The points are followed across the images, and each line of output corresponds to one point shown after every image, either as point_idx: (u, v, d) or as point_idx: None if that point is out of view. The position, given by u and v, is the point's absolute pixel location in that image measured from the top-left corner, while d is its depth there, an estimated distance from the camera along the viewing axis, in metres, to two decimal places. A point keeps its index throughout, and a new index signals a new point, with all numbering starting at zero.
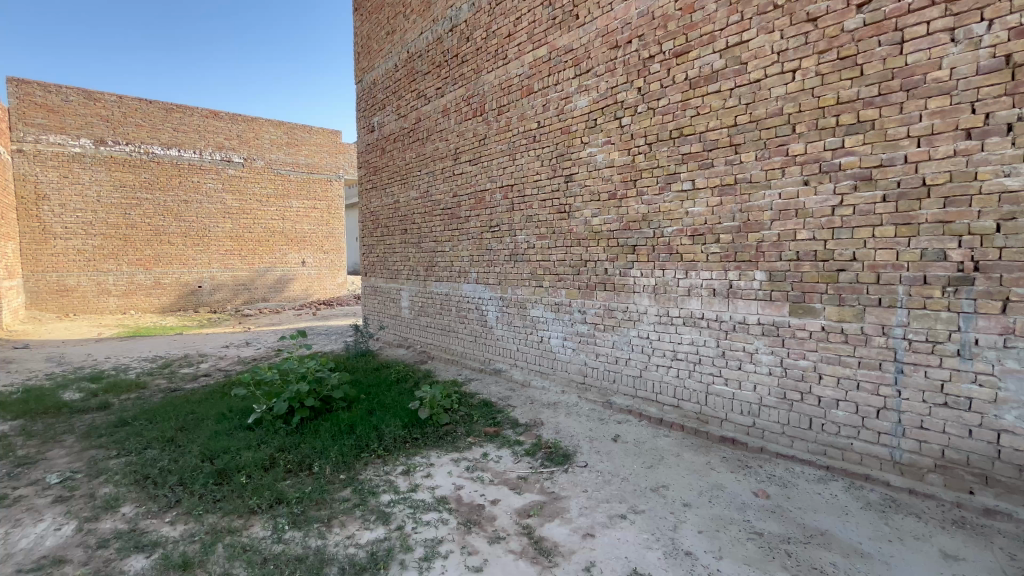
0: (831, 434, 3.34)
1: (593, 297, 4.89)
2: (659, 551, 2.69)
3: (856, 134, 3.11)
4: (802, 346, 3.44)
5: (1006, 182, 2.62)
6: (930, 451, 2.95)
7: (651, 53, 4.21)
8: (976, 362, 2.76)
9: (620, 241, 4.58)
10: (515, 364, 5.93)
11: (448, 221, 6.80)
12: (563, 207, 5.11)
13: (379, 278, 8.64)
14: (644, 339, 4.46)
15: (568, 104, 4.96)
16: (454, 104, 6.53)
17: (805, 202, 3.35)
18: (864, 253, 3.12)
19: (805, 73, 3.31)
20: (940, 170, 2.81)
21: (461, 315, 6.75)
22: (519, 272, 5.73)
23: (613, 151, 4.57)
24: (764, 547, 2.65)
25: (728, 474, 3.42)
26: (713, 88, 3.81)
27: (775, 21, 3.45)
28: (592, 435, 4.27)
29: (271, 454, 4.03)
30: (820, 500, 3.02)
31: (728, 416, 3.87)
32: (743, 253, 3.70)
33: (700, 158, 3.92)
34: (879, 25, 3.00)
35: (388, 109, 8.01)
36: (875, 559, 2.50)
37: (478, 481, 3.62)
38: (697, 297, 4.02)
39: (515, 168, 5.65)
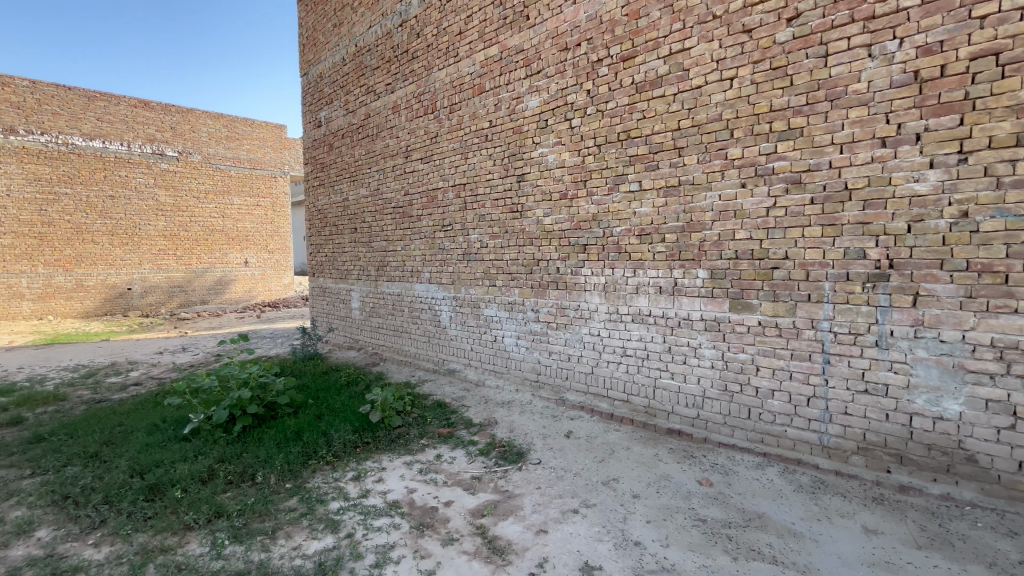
0: (767, 423, 3.54)
1: (545, 296, 4.95)
2: (610, 542, 2.76)
3: (787, 140, 3.31)
4: (741, 340, 3.63)
5: (916, 187, 2.87)
6: (853, 435, 3.19)
7: (599, 56, 4.30)
8: (892, 351, 3.01)
9: (571, 240, 4.65)
10: (469, 364, 5.90)
11: (399, 220, 6.67)
12: (515, 206, 5.13)
13: (328, 278, 8.35)
14: (595, 336, 4.56)
15: (519, 104, 4.99)
16: (405, 100, 6.42)
17: (742, 204, 3.53)
18: (795, 252, 3.33)
19: (741, 81, 3.49)
20: (860, 175, 3.05)
21: (414, 316, 6.64)
22: (473, 272, 5.71)
23: (564, 151, 4.63)
24: (707, 532, 2.78)
25: (674, 465, 3.56)
26: (657, 93, 3.94)
27: (714, 31, 3.61)
28: (545, 432, 4.32)
29: (210, 466, 3.80)
30: (758, 485, 3.20)
31: (675, 409, 4.02)
32: (687, 252, 3.85)
33: (646, 160, 4.05)
34: (807, 38, 3.20)
35: (336, 104, 7.76)
36: (806, 537, 2.68)
37: (431, 484, 3.58)
38: (644, 295, 4.16)
39: (467, 167, 5.62)
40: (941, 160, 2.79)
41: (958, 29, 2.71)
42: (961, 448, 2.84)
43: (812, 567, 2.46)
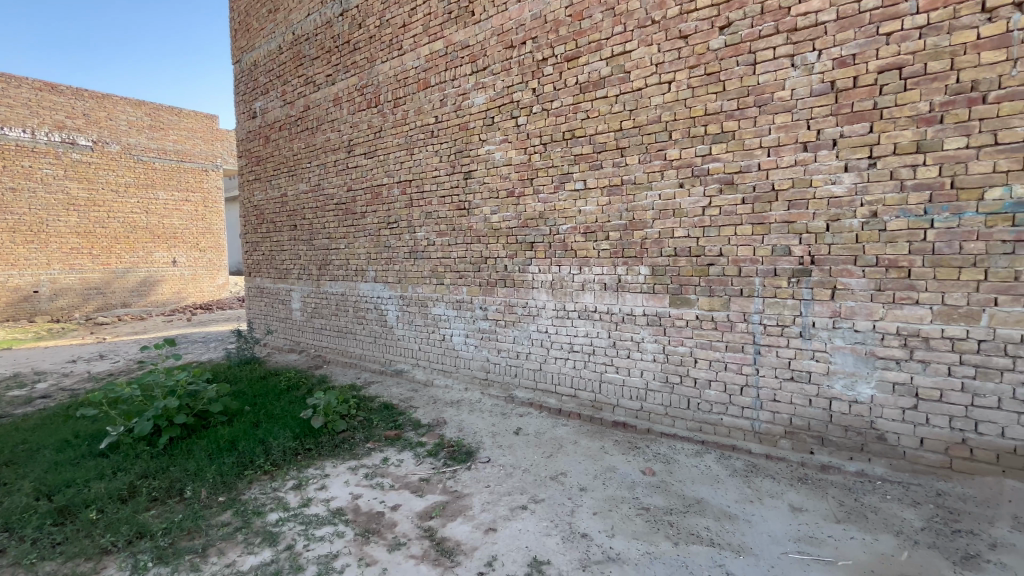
0: (705, 411, 3.72)
1: (493, 294, 4.94)
2: (558, 536, 2.79)
3: (721, 143, 3.48)
4: (680, 334, 3.79)
5: (834, 189, 3.09)
6: (781, 420, 3.41)
7: (544, 55, 4.33)
8: (814, 341, 3.25)
9: (519, 238, 4.67)
10: (417, 364, 5.80)
11: (342, 217, 6.43)
12: (462, 203, 5.08)
13: (265, 278, 7.93)
14: (543, 333, 4.60)
15: (465, 100, 4.94)
16: (346, 93, 6.19)
17: (681, 203, 3.68)
18: (728, 249, 3.51)
19: (679, 84, 3.63)
20: (785, 177, 3.25)
21: (359, 316, 6.43)
22: (420, 270, 5.61)
23: (511, 149, 4.64)
24: (651, 520, 2.88)
25: (619, 456, 3.66)
26: (600, 94, 4.02)
27: (653, 35, 3.73)
28: (495, 430, 4.31)
29: (131, 482, 3.50)
30: (697, 472, 3.35)
31: (620, 402, 4.14)
32: (630, 249, 3.97)
33: (590, 159, 4.13)
34: (737, 47, 3.38)
35: (272, 94, 7.36)
36: (740, 519, 2.84)
37: (378, 488, 3.48)
38: (590, 291, 4.24)
39: (413, 163, 5.50)
40: (854, 164, 3.02)
41: (867, 43, 2.94)
42: (873, 428, 3.10)
43: (745, 546, 2.61)
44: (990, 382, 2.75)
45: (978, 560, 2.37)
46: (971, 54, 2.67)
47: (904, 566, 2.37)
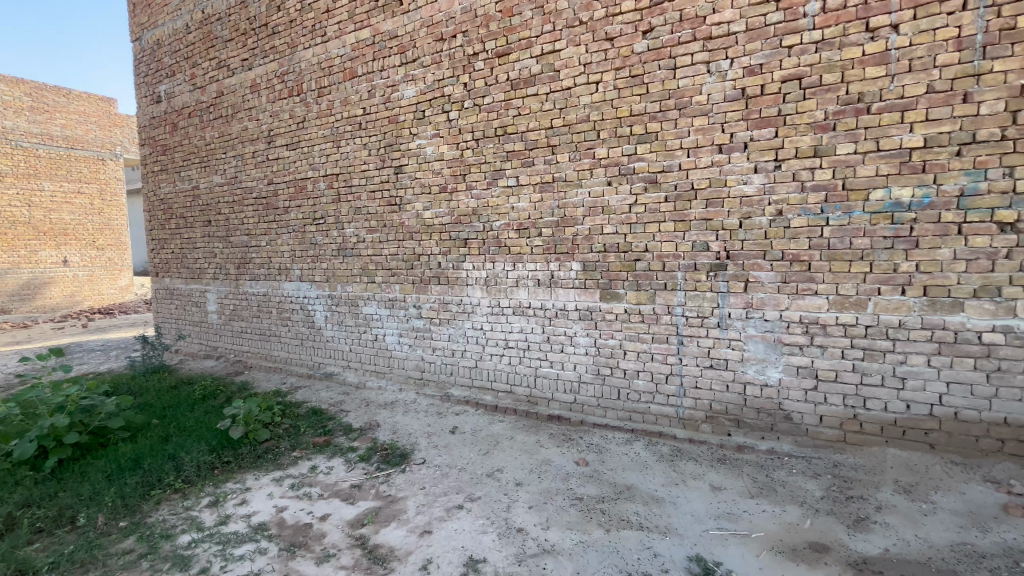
0: (634, 401, 3.88)
1: (427, 291, 4.84)
2: (494, 533, 2.79)
3: (645, 143, 3.63)
4: (611, 327, 3.91)
5: (746, 189, 3.32)
6: (702, 406, 3.63)
7: (474, 50, 4.29)
8: (730, 331, 3.48)
9: (452, 234, 4.60)
10: (349, 366, 5.57)
11: (263, 212, 6.01)
12: (393, 199, 4.93)
13: (175, 278, 7.25)
14: (478, 330, 4.58)
15: (394, 92, 4.79)
16: (265, 79, 5.78)
17: (609, 201, 3.80)
18: (653, 245, 3.67)
19: (606, 85, 3.73)
20: (702, 177, 3.45)
21: (283, 317, 6.07)
22: (349, 269, 5.37)
23: (442, 144, 4.56)
24: (584, 510, 2.95)
25: (554, 449, 3.72)
26: (532, 91, 4.05)
27: (581, 35, 3.80)
28: (430, 430, 4.23)
29: (9, 514, 3.06)
30: (627, 459, 3.48)
31: (554, 396, 4.22)
32: (562, 245, 4.04)
33: (522, 156, 4.15)
34: (659, 51, 3.52)
35: (179, 77, 6.72)
36: (667, 501, 2.99)
37: (305, 499, 3.30)
38: (524, 288, 4.27)
39: (340, 156, 5.25)
40: (763, 166, 3.26)
41: (772, 55, 3.18)
42: (780, 408, 3.38)
43: (671, 527, 2.75)
44: (875, 362, 3.08)
45: (867, 522, 2.66)
46: (858, 69, 2.96)
47: (807, 533, 2.61)
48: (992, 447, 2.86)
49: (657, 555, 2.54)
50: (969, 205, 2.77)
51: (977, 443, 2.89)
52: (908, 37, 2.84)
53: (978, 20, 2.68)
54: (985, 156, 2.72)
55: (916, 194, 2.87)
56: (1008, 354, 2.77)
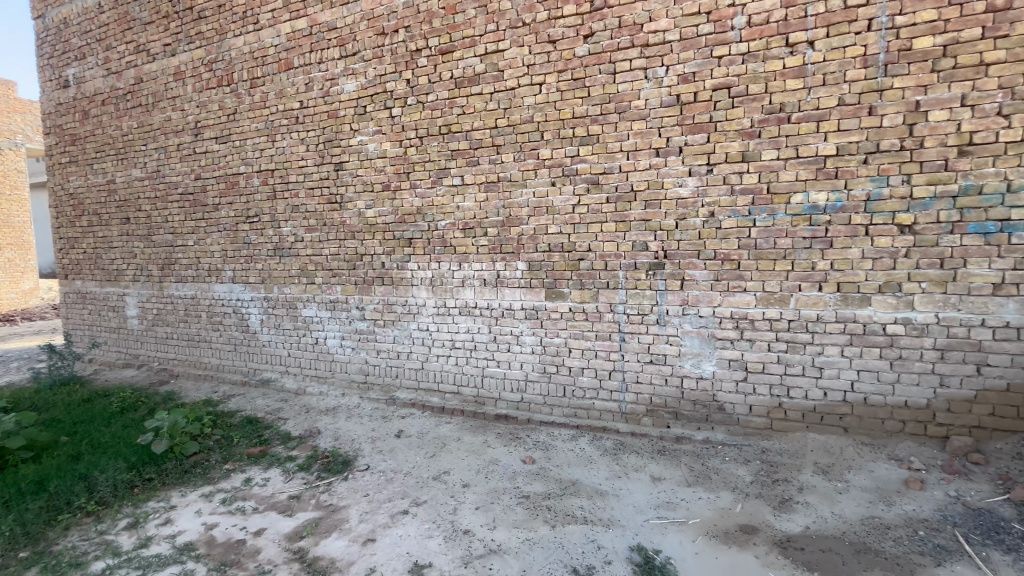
0: (578, 397, 3.96)
1: (371, 292, 4.70)
2: (440, 536, 2.76)
3: (587, 145, 3.71)
4: (556, 325, 3.97)
5: (681, 191, 3.48)
6: (643, 400, 3.76)
7: (417, 46, 4.21)
8: (668, 327, 3.63)
9: (396, 234, 4.50)
10: (287, 372, 5.31)
11: (190, 209, 5.61)
12: (333, 197, 4.75)
13: (88, 281, 6.62)
14: (424, 331, 4.51)
15: (334, 86, 4.61)
16: (190, 67, 5.39)
17: (553, 201, 3.85)
18: (596, 245, 3.76)
19: (549, 87, 3.78)
20: (641, 179, 3.58)
21: (214, 321, 5.69)
22: (287, 269, 5.12)
23: (385, 141, 4.44)
24: (530, 507, 2.98)
25: (501, 448, 3.73)
26: (475, 90, 4.03)
27: (524, 37, 3.82)
28: (375, 435, 4.11)
29: None
30: (572, 455, 3.55)
31: (501, 395, 4.23)
32: (507, 245, 4.05)
33: (467, 155, 4.12)
34: (599, 56, 3.61)
35: (90, 59, 6.13)
36: (610, 494, 3.07)
37: (238, 513, 3.11)
38: (470, 287, 4.25)
39: (275, 151, 4.99)
40: (696, 169, 3.42)
41: (704, 64, 3.34)
42: (714, 400, 3.57)
43: (614, 520, 2.83)
44: (797, 353, 3.32)
45: (791, 502, 2.86)
46: (779, 81, 3.17)
47: (738, 517, 2.78)
48: (896, 428, 3.15)
49: (601, 547, 2.61)
50: (875, 208, 3.04)
51: (883, 425, 3.17)
52: (822, 53, 3.07)
53: (880, 41, 2.94)
54: (887, 164, 2.99)
55: (830, 198, 3.12)
56: (908, 343, 3.07)
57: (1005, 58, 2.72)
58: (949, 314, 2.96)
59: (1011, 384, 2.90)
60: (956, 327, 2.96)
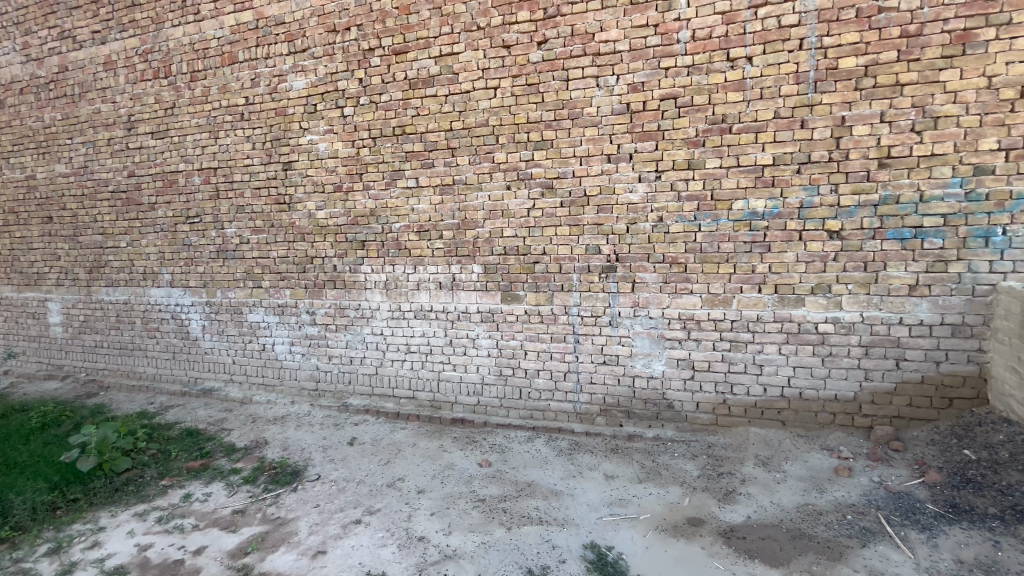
0: (535, 399, 4.00)
1: (322, 296, 4.56)
2: (394, 545, 2.72)
3: (541, 150, 3.76)
4: (512, 328, 3.99)
5: (632, 197, 3.59)
6: (597, 400, 3.85)
7: (370, 45, 4.12)
8: (620, 328, 3.73)
9: (348, 236, 4.39)
10: (232, 380, 5.06)
11: (122, 208, 5.24)
12: (281, 197, 4.57)
13: (3, 285, 6.05)
14: (378, 335, 4.42)
15: (281, 82, 4.45)
16: (122, 56, 5.05)
17: (508, 204, 3.88)
18: (550, 248, 3.81)
19: (503, 92, 3.81)
20: (594, 184, 3.66)
21: (150, 328, 5.34)
22: (231, 272, 4.88)
23: (336, 140, 4.33)
24: (486, 510, 2.98)
25: (457, 453, 3.71)
26: (430, 92, 4.00)
27: (478, 40, 3.83)
28: (326, 443, 3.99)
29: None
30: (528, 457, 3.58)
31: (458, 399, 4.21)
32: (463, 248, 4.04)
33: (422, 157, 4.08)
34: (553, 63, 3.67)
35: (5, 43, 5.61)
36: (564, 494, 3.12)
37: (176, 532, 2.96)
38: (425, 291, 4.20)
39: (218, 148, 4.76)
40: (645, 176, 3.55)
41: (652, 74, 3.46)
42: (664, 398, 3.70)
43: (568, 519, 2.87)
44: (739, 352, 3.50)
45: (734, 494, 3.01)
46: (721, 93, 3.34)
47: (686, 510, 2.89)
48: (827, 420, 3.38)
49: (555, 547, 2.65)
50: (807, 215, 3.25)
51: (816, 417, 3.40)
52: (759, 69, 3.25)
53: (811, 59, 3.15)
54: (818, 174, 3.21)
55: (767, 205, 3.32)
56: (837, 340, 3.30)
57: (917, 80, 2.99)
58: (872, 313, 3.21)
59: (925, 376, 3.18)
60: (878, 325, 3.21)
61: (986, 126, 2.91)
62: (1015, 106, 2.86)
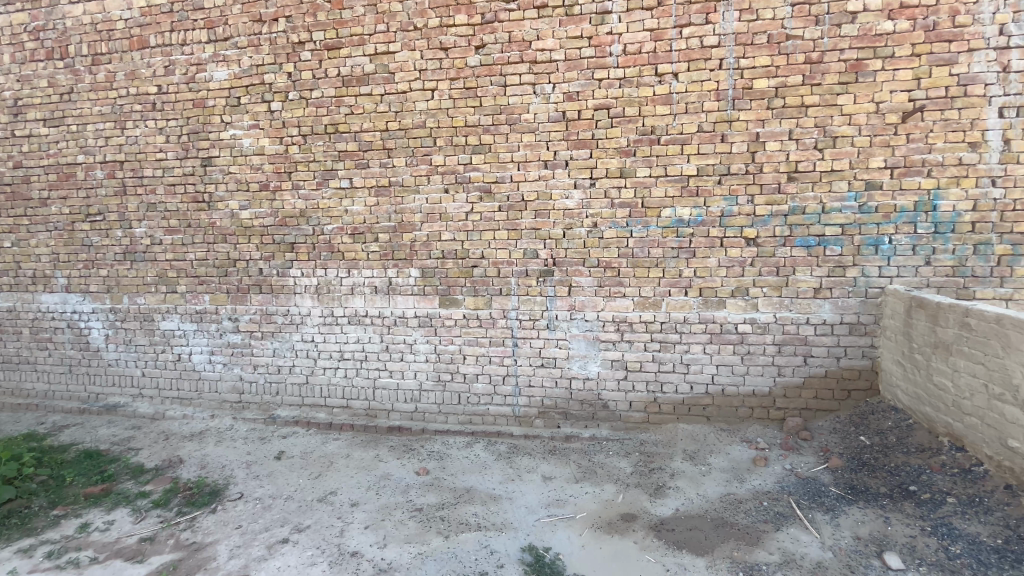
0: (473, 404, 3.99)
1: (246, 302, 4.27)
2: (324, 563, 2.61)
3: (479, 154, 3.76)
4: (450, 333, 3.95)
5: (568, 203, 3.67)
6: (535, 402, 3.90)
7: (299, 38, 3.93)
8: (557, 331, 3.81)
9: (276, 237, 4.14)
10: (141, 395, 4.61)
11: (5, 203, 4.63)
12: (199, 195, 4.24)
13: None
14: (308, 342, 4.21)
15: (200, 72, 4.14)
16: (7, 32, 4.47)
17: (446, 208, 3.84)
18: (489, 252, 3.82)
19: (441, 94, 3.77)
20: (532, 189, 3.71)
21: (41, 339, 4.75)
22: (140, 276, 4.45)
23: (262, 136, 4.08)
24: (423, 520, 2.91)
25: (394, 462, 3.60)
26: (364, 91, 3.88)
27: (415, 41, 3.77)
28: (250, 459, 3.73)
29: None
30: (467, 463, 3.54)
31: (394, 406, 4.10)
32: (400, 251, 3.95)
33: (356, 157, 3.95)
34: (490, 67, 3.68)
35: None
36: (503, 498, 3.12)
37: (69, 568, 2.67)
38: (359, 295, 4.06)
39: (125, 140, 4.33)
40: (581, 183, 3.64)
41: (586, 84, 3.57)
42: (600, 398, 3.81)
43: (507, 522, 2.88)
44: (668, 352, 3.67)
45: (664, 488, 3.15)
46: (650, 106, 3.50)
47: (620, 507, 2.99)
48: (746, 414, 3.64)
49: (493, 552, 2.64)
50: (727, 223, 3.48)
51: (737, 412, 3.65)
52: (684, 85, 3.45)
53: (729, 78, 3.39)
54: (736, 186, 3.45)
55: (692, 213, 3.52)
56: (754, 340, 3.56)
57: (819, 102, 3.30)
58: (784, 313, 3.49)
59: (828, 371, 3.51)
60: (789, 325, 3.50)
61: (875, 146, 3.27)
62: (897, 130, 3.23)
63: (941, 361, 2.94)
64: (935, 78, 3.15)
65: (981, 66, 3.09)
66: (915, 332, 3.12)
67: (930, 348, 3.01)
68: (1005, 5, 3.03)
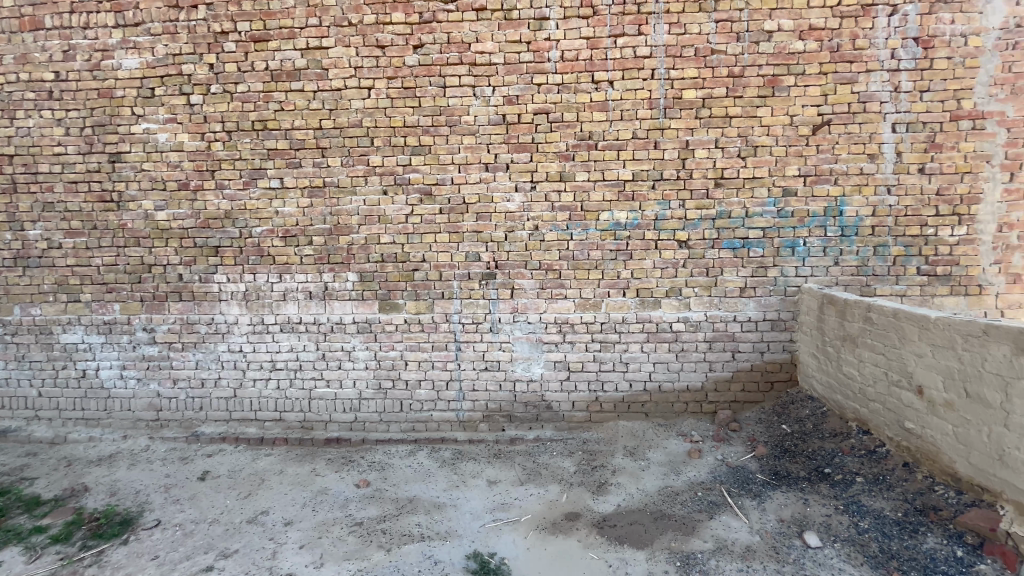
0: (417, 410, 3.90)
1: (163, 310, 3.93)
2: None
3: (419, 155, 3.69)
4: (391, 338, 3.84)
5: (510, 206, 3.68)
6: (480, 406, 3.87)
7: (222, 28, 3.68)
8: (500, 334, 3.80)
9: (197, 240, 3.84)
10: (37, 417, 4.11)
11: None
12: (107, 194, 3.86)
13: None
14: (236, 353, 3.94)
15: (107, 59, 3.76)
16: None
17: (385, 210, 3.73)
18: (430, 255, 3.75)
19: (378, 92, 3.66)
20: (473, 192, 3.69)
21: None
22: (35, 284, 3.97)
23: (180, 131, 3.78)
24: (363, 534, 2.80)
25: (332, 475, 3.43)
26: (295, 86, 3.69)
27: (350, 37, 3.64)
28: (169, 481, 3.42)
29: None
30: (410, 472, 3.45)
31: (332, 417, 3.92)
32: (336, 255, 3.79)
33: (287, 156, 3.75)
34: (429, 67, 3.62)
35: None
36: (447, 505, 3.06)
37: None
38: (292, 302, 3.85)
39: (15, 131, 3.86)
40: (521, 186, 3.67)
41: (525, 89, 3.60)
42: (543, 400, 3.85)
43: (451, 530, 2.83)
44: (609, 351, 3.77)
45: (606, 485, 3.22)
46: (587, 112, 3.59)
47: (563, 506, 3.02)
48: (682, 409, 3.81)
49: (437, 562, 2.59)
50: (662, 226, 3.64)
51: (672, 407, 3.81)
52: (619, 92, 3.57)
53: (661, 88, 3.55)
54: (668, 191, 3.61)
55: (629, 216, 3.64)
56: (687, 337, 3.73)
57: (741, 114, 3.52)
58: (713, 312, 3.69)
59: (753, 365, 3.74)
60: (718, 323, 3.71)
61: (790, 156, 3.54)
62: (809, 141, 3.52)
63: (849, 353, 3.22)
64: (839, 95, 3.46)
65: (877, 86, 3.43)
66: (827, 326, 3.40)
67: (839, 341, 3.30)
68: (895, 31, 3.39)
